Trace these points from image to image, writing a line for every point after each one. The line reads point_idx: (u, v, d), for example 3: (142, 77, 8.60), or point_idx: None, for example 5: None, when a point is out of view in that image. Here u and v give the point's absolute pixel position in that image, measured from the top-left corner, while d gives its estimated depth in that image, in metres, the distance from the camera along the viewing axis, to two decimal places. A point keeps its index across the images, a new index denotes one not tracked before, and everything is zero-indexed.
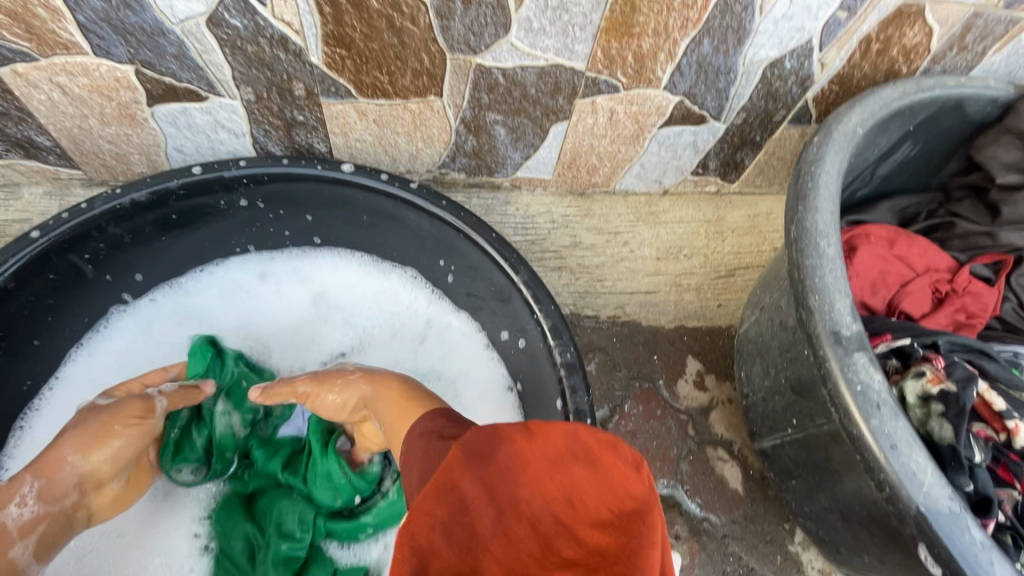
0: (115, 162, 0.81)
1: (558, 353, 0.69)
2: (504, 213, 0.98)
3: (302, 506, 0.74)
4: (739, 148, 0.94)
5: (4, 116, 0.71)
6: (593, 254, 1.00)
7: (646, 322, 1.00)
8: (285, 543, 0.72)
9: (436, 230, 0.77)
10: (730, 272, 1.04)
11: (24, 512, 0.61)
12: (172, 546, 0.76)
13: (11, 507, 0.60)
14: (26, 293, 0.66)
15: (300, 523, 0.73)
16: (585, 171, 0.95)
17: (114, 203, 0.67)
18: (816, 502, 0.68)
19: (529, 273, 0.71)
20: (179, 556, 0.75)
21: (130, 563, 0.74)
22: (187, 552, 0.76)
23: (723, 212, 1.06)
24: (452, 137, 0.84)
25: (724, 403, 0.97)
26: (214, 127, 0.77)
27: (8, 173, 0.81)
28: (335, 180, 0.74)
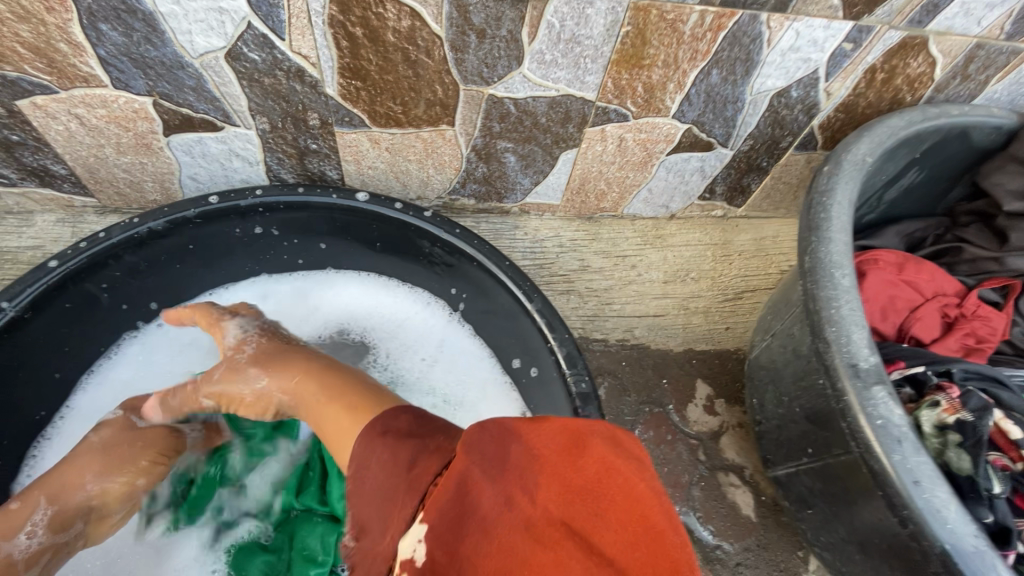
0: (129, 190, 0.82)
1: (572, 383, 0.69)
2: (513, 238, 0.98)
3: (323, 529, 0.72)
4: (745, 173, 0.95)
5: (22, 145, 0.72)
6: (601, 278, 1.00)
7: (655, 346, 1.00)
8: (308, 568, 0.70)
9: (449, 257, 0.78)
10: (737, 294, 1.04)
11: (30, 544, 0.59)
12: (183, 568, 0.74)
13: (20, 537, 0.59)
14: (42, 323, 0.66)
15: (322, 545, 0.71)
16: (593, 196, 0.96)
17: (131, 231, 0.67)
18: (834, 532, 0.68)
19: (543, 302, 0.72)
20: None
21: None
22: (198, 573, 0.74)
23: (730, 236, 1.07)
24: (464, 164, 0.85)
25: (734, 428, 0.96)
26: (228, 156, 0.78)
27: (21, 201, 0.82)
28: (349, 208, 0.75)
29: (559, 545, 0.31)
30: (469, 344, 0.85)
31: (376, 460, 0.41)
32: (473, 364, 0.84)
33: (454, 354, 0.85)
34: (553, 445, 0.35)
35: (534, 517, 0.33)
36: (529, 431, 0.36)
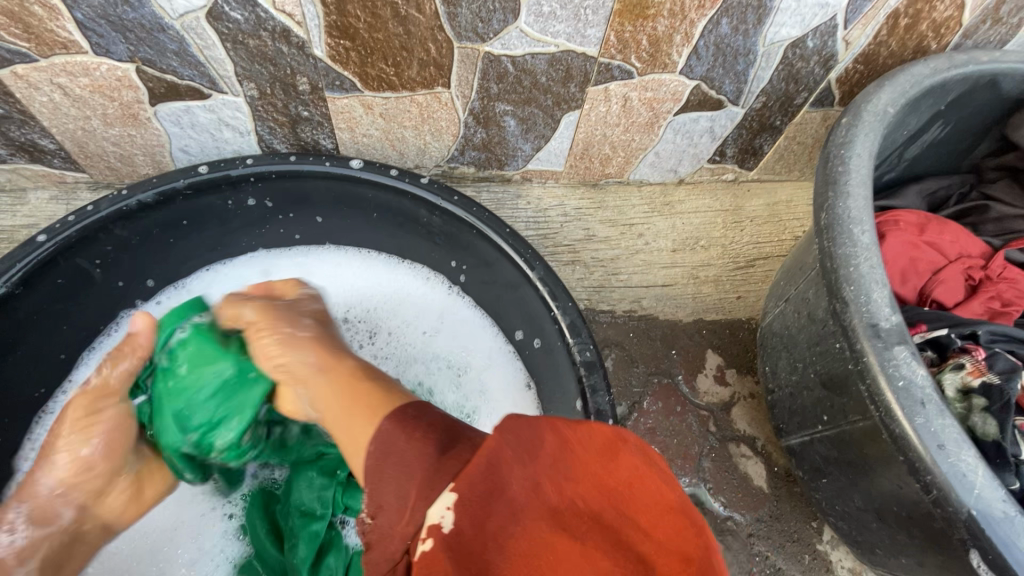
0: (121, 165, 0.80)
1: (576, 352, 0.67)
2: (515, 207, 0.95)
3: (320, 483, 0.74)
4: (758, 133, 0.90)
5: (8, 119, 0.70)
6: (608, 247, 0.97)
7: (663, 316, 0.97)
8: (310, 521, 0.72)
9: (448, 226, 0.75)
10: (749, 262, 1.01)
11: (15, 538, 0.60)
12: (202, 532, 0.75)
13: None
14: (36, 299, 0.65)
15: (321, 498, 0.73)
16: (598, 161, 0.92)
17: (120, 204, 0.65)
18: (849, 501, 0.66)
19: (545, 269, 0.69)
20: (211, 541, 0.76)
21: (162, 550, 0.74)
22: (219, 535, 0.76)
23: (741, 201, 1.02)
24: (462, 129, 0.82)
25: (746, 398, 0.94)
26: (218, 126, 0.75)
27: (14, 178, 0.80)
28: (343, 176, 0.72)
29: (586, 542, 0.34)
30: (472, 316, 0.83)
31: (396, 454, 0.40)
32: (476, 335, 0.83)
33: (457, 326, 0.83)
34: (589, 446, 0.36)
35: (560, 514, 0.35)
36: (567, 429, 0.37)
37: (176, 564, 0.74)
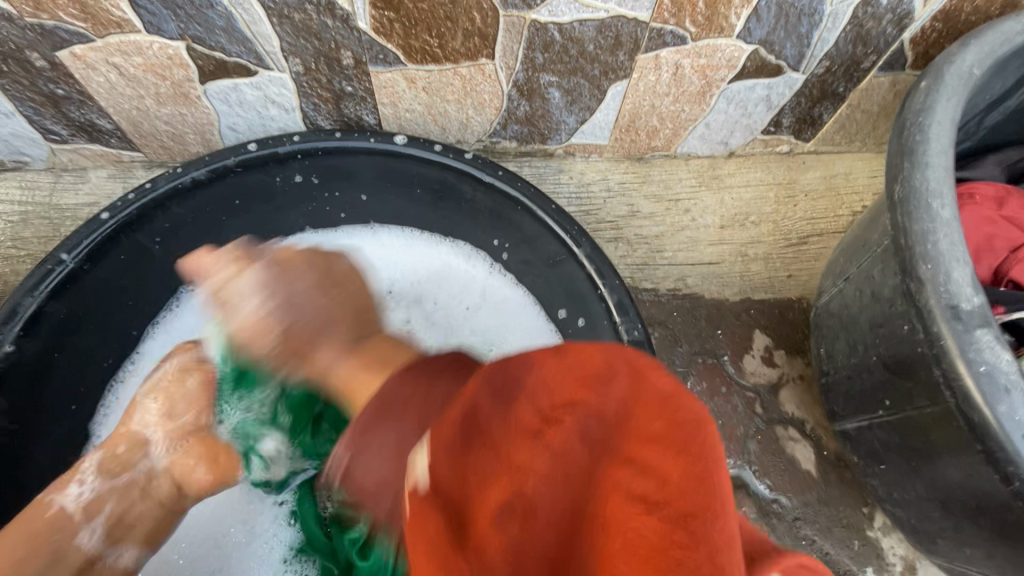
0: (173, 143, 0.82)
1: (624, 331, 0.65)
2: (557, 182, 0.93)
3: None
4: (818, 101, 0.85)
5: (68, 100, 0.72)
6: (652, 224, 0.94)
7: (709, 295, 0.94)
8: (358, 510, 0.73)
9: (492, 202, 0.74)
10: (801, 239, 0.96)
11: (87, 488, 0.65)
12: (256, 524, 0.77)
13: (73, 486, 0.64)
14: (101, 275, 0.68)
15: None
16: (644, 134, 0.88)
17: (175, 181, 0.67)
18: (910, 489, 0.63)
19: (591, 246, 0.68)
20: (265, 531, 0.77)
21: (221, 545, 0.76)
22: (271, 524, 0.77)
23: (796, 174, 0.97)
24: (505, 102, 0.80)
25: (795, 380, 0.91)
26: (265, 103, 0.76)
27: (74, 157, 0.83)
28: (388, 152, 0.72)
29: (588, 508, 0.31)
30: (515, 295, 0.83)
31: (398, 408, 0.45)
32: (519, 315, 0.82)
33: (500, 304, 0.83)
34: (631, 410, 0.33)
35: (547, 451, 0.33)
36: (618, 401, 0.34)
37: (237, 553, 0.76)
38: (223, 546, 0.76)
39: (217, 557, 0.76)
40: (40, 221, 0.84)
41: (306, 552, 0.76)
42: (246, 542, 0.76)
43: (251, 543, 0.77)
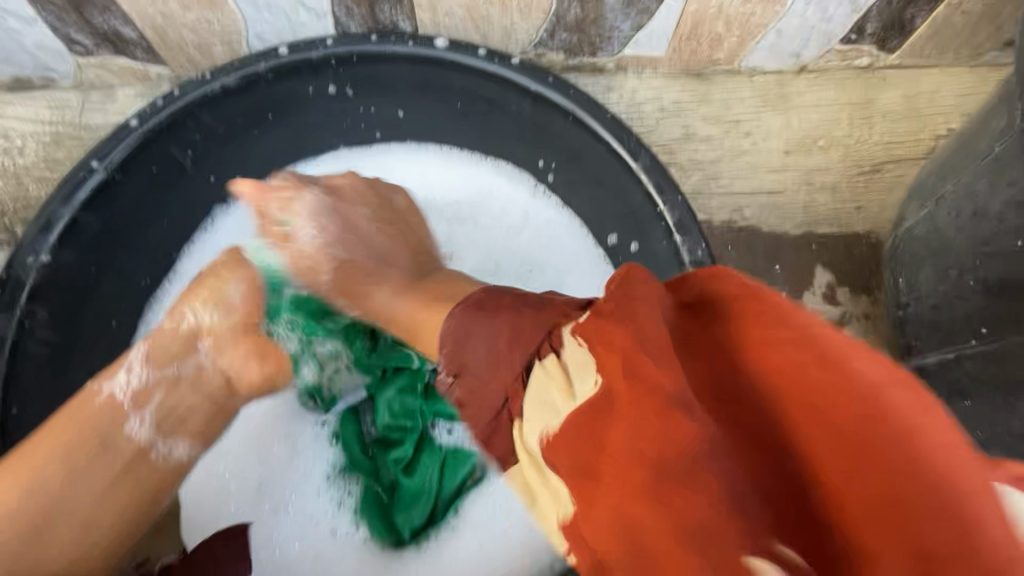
0: (200, 56, 0.77)
1: (686, 251, 0.60)
2: (606, 102, 0.85)
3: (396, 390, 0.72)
4: (912, 1, 0.74)
5: (90, 3, 0.68)
6: (709, 148, 0.87)
7: (769, 227, 0.87)
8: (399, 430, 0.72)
9: (539, 115, 0.68)
10: (875, 166, 0.87)
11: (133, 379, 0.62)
12: (303, 455, 0.76)
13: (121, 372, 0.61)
14: (133, 188, 0.65)
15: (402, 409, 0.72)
16: (706, 43, 0.80)
17: (204, 88, 0.63)
18: (998, 427, 0.58)
19: (651, 158, 0.62)
20: (310, 462, 0.76)
21: (268, 474, 0.76)
22: (317, 454, 0.76)
23: (874, 92, 0.87)
24: (554, 4, 0.72)
25: (859, 319, 0.85)
26: (294, 6, 0.70)
27: (101, 73, 0.80)
28: (428, 59, 0.66)
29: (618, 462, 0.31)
30: (561, 219, 0.77)
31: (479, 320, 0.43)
32: (563, 239, 0.76)
33: (543, 228, 0.77)
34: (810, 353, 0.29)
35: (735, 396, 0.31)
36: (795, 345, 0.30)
37: (284, 486, 0.75)
38: (269, 476, 0.75)
39: (262, 472, 0.76)
40: (71, 142, 0.81)
41: (348, 470, 0.75)
42: (289, 458, 0.76)
43: (297, 475, 0.76)
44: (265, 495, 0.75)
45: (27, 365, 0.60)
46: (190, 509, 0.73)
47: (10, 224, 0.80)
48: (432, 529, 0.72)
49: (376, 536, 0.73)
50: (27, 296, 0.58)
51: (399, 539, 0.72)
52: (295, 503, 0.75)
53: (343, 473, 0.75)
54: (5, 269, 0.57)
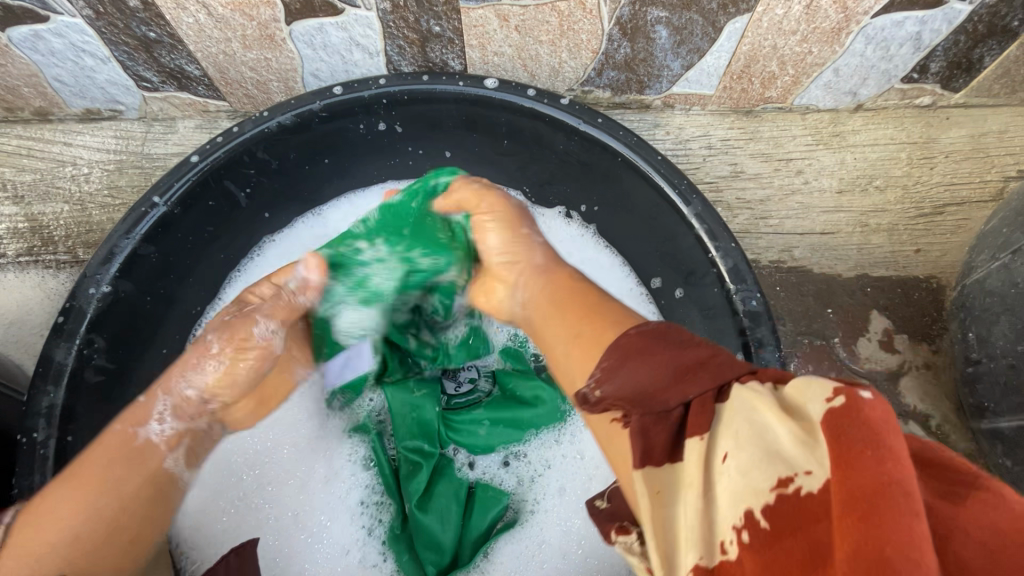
0: (257, 92, 0.80)
1: (740, 301, 0.58)
2: (652, 138, 0.84)
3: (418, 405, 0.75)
4: (981, 41, 0.71)
5: (160, 44, 0.72)
6: (757, 186, 0.84)
7: (820, 269, 0.83)
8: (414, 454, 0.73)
9: (587, 154, 0.67)
10: (937, 209, 0.83)
11: (165, 429, 0.57)
12: (336, 493, 0.76)
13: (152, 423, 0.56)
14: (189, 220, 0.67)
15: (417, 433, 0.74)
16: (758, 82, 0.78)
17: (262, 126, 0.65)
18: None
19: (703, 204, 0.60)
20: (340, 501, 0.75)
21: (300, 512, 0.75)
22: (347, 493, 0.76)
23: (936, 132, 0.83)
24: (604, 44, 0.72)
25: (919, 369, 0.79)
26: (349, 46, 0.72)
27: (164, 106, 0.84)
28: (477, 98, 0.66)
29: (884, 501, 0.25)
30: (600, 256, 0.77)
31: (657, 353, 0.40)
32: (599, 273, 0.76)
33: (577, 261, 0.77)
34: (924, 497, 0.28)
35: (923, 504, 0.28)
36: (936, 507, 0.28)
37: (313, 527, 0.74)
38: (301, 515, 0.75)
39: (291, 494, 0.75)
40: (134, 170, 0.85)
41: (375, 501, 0.75)
42: (311, 476, 0.76)
43: (327, 516, 0.75)
44: (295, 540, 0.74)
45: (83, 391, 0.61)
46: (219, 545, 0.72)
47: (73, 247, 0.84)
48: (455, 571, 0.70)
49: (400, 567, 0.72)
50: (88, 324, 0.60)
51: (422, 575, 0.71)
52: (323, 554, 0.74)
53: (368, 501, 0.75)
54: (69, 298, 0.60)
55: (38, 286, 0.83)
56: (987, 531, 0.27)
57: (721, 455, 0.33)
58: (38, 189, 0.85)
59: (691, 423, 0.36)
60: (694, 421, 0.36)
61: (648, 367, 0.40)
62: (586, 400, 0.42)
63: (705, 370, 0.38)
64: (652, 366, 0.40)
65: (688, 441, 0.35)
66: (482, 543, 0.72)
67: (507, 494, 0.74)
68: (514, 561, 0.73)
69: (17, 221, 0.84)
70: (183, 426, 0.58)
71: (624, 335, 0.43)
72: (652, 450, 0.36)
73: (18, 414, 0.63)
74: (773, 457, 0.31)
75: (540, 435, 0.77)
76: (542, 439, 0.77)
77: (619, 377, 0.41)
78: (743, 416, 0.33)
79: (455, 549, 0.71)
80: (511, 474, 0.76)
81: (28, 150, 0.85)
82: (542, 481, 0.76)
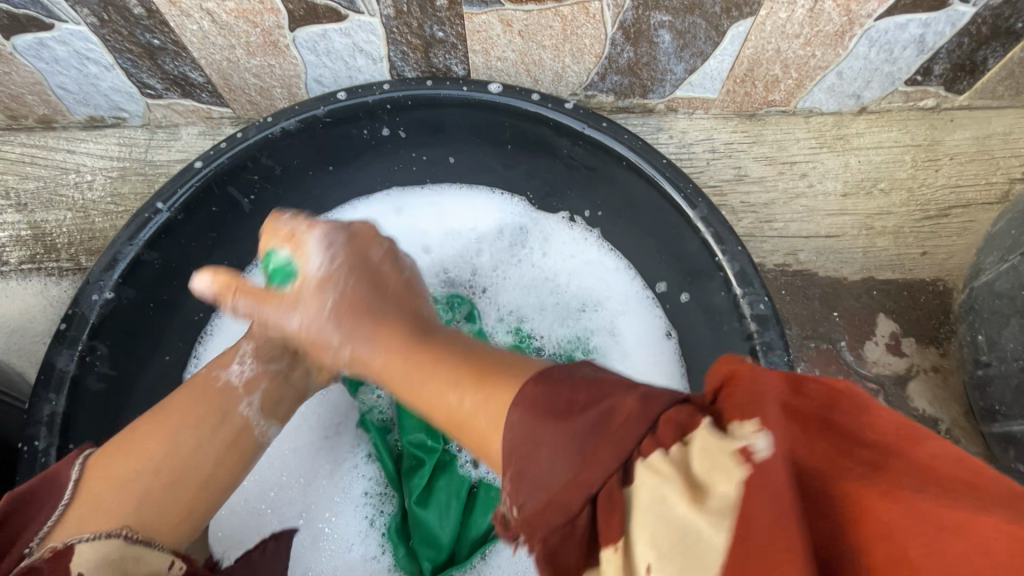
0: (260, 98, 0.80)
1: (747, 305, 0.58)
2: (656, 142, 0.84)
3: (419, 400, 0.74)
4: (985, 43, 0.71)
5: (164, 51, 0.72)
6: (761, 190, 0.84)
7: (825, 273, 0.83)
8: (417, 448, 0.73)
9: (591, 158, 0.67)
10: (943, 211, 0.83)
11: (245, 370, 0.62)
12: (346, 505, 0.75)
13: (233, 365, 0.61)
14: (192, 225, 0.67)
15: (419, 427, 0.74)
16: (761, 85, 0.78)
17: (266, 132, 0.64)
18: None
19: (709, 208, 0.60)
20: (348, 513, 0.75)
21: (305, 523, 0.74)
22: (356, 504, 0.75)
23: (940, 134, 0.83)
24: (607, 48, 0.72)
25: (927, 372, 0.78)
26: (353, 52, 0.72)
27: (168, 113, 0.84)
28: (480, 103, 0.66)
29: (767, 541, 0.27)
30: (603, 257, 0.77)
31: (550, 435, 0.37)
32: (604, 275, 0.77)
33: (581, 263, 0.77)
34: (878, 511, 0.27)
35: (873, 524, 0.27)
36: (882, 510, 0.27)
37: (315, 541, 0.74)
38: (305, 526, 0.74)
39: (309, 467, 0.76)
40: (137, 177, 0.85)
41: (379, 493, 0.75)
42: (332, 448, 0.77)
43: (333, 529, 0.74)
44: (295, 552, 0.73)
45: (84, 399, 0.60)
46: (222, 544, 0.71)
47: (75, 254, 0.84)
48: (452, 568, 0.70)
49: (398, 561, 0.72)
50: (90, 331, 0.60)
51: (418, 569, 0.71)
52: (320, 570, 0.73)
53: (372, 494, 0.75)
54: (71, 305, 0.59)
55: (40, 294, 0.82)
56: (928, 526, 0.26)
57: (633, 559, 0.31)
58: (41, 197, 0.85)
59: (603, 528, 0.33)
60: (603, 531, 0.33)
61: (547, 456, 0.37)
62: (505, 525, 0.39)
63: (608, 445, 0.35)
64: (551, 454, 0.37)
65: (603, 553, 0.33)
66: (480, 545, 0.71)
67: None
68: (510, 567, 0.72)
69: (20, 229, 0.84)
70: (260, 367, 0.62)
71: (509, 427, 0.39)
72: (565, 566, 0.35)
73: (19, 423, 0.63)
74: (700, 557, 0.28)
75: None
76: None
77: (526, 484, 0.37)
78: (653, 513, 0.31)
79: (452, 546, 0.71)
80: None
81: (31, 158, 0.86)
82: None
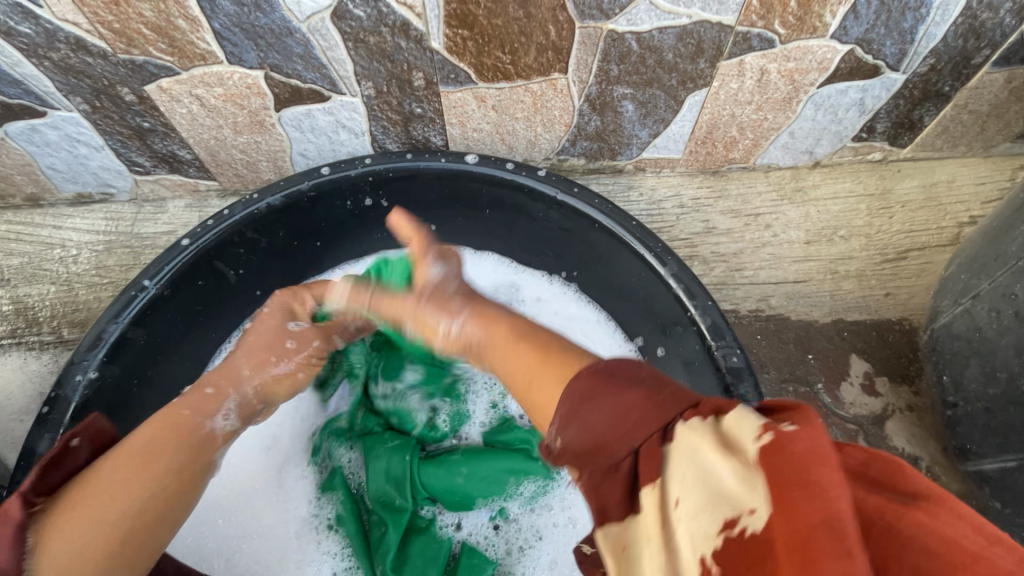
0: (246, 171, 0.83)
1: (721, 357, 0.60)
2: (627, 199, 0.89)
3: (389, 455, 0.73)
4: (919, 103, 0.77)
5: (153, 132, 0.75)
6: (730, 240, 0.88)
7: (797, 317, 0.85)
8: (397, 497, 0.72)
9: (565, 221, 0.71)
10: (900, 255, 0.87)
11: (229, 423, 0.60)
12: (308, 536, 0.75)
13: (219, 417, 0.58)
14: (179, 300, 0.68)
15: (388, 477, 0.73)
16: (721, 145, 0.83)
17: (252, 208, 0.67)
18: None
19: (679, 265, 0.63)
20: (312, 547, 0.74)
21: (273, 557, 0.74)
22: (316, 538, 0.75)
23: (890, 183, 0.89)
24: (576, 118, 0.77)
25: (902, 411, 0.80)
26: (336, 128, 0.76)
27: (156, 188, 0.87)
28: (458, 172, 0.69)
29: (835, 526, 0.26)
30: (582, 312, 0.79)
31: (605, 393, 0.39)
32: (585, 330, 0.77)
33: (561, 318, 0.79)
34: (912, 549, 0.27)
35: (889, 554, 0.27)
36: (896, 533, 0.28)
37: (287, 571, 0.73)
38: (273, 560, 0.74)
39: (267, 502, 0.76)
40: (123, 250, 0.87)
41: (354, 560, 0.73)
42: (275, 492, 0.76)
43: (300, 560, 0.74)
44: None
45: None
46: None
47: (57, 327, 0.83)
48: None
49: None
50: (72, 413, 0.59)
51: None
52: None
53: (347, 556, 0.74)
54: (55, 387, 0.59)
55: (19, 369, 0.82)
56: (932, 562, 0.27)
57: (673, 501, 0.32)
58: (24, 272, 0.86)
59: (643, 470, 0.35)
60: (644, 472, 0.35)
61: (596, 413, 0.39)
62: (547, 448, 0.42)
63: (647, 413, 0.38)
64: (605, 411, 0.39)
65: (643, 492, 0.35)
66: None
67: (491, 562, 0.72)
68: None
69: (2, 304, 0.84)
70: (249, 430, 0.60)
71: (575, 377, 0.42)
72: (607, 506, 0.36)
73: None
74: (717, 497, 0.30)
75: (530, 500, 0.75)
76: (524, 504, 0.75)
77: (577, 423, 0.40)
78: (688, 458, 0.33)
79: None
80: (499, 540, 0.74)
81: (17, 234, 0.87)
82: (531, 553, 0.74)
